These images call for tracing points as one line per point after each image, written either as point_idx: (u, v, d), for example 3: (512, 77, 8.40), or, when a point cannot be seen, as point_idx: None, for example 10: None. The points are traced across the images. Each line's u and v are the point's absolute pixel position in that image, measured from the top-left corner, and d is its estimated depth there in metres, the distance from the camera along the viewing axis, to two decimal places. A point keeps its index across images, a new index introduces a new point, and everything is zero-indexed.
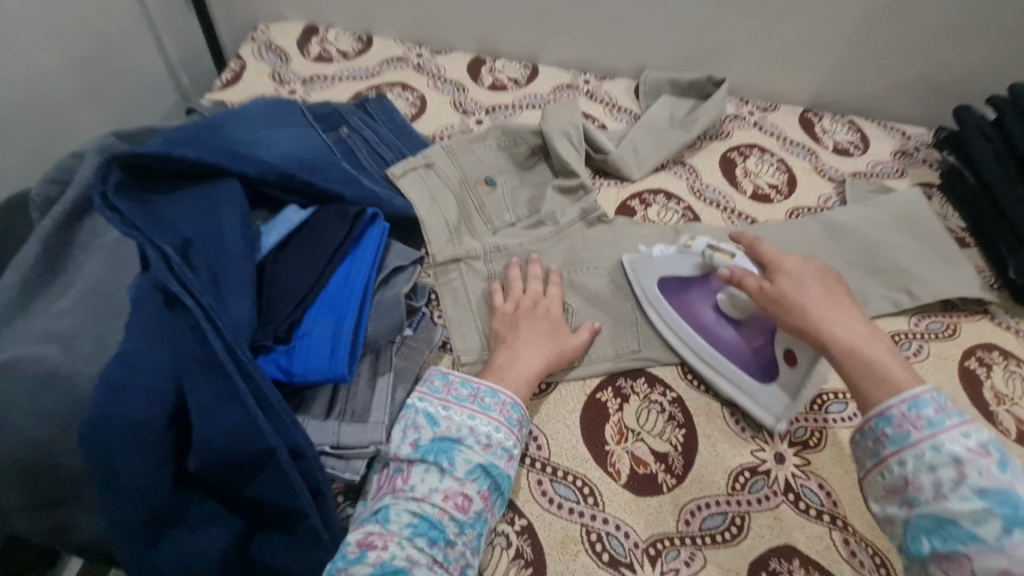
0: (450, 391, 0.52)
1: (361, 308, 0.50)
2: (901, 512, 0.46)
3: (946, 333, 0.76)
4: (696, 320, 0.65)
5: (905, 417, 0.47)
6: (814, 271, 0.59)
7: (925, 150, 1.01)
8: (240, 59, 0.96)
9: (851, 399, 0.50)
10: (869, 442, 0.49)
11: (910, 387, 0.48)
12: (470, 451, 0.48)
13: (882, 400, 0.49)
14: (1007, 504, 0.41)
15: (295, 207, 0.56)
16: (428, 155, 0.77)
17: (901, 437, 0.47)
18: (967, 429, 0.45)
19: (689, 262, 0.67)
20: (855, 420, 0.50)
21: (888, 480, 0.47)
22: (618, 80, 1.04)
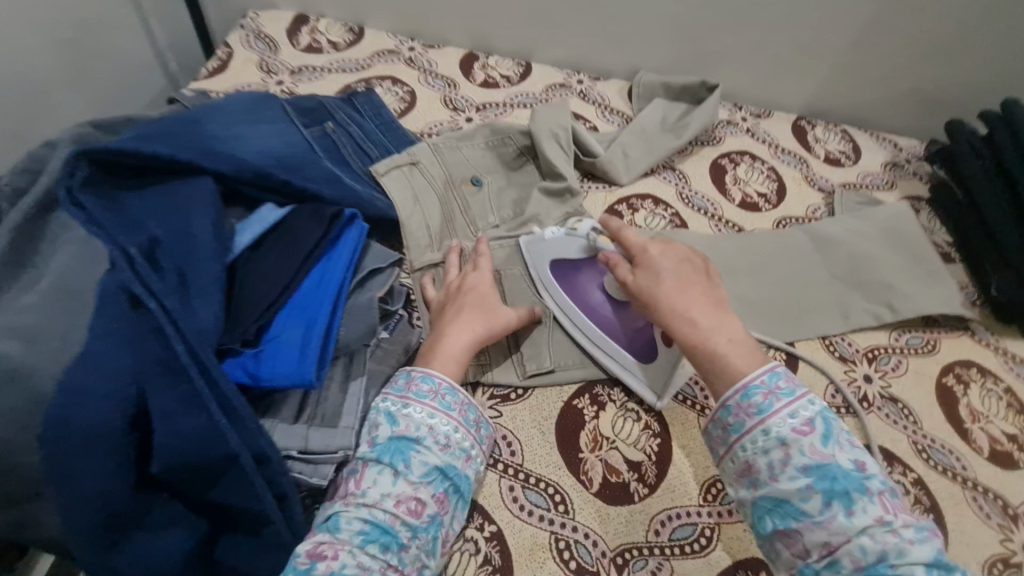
0: (410, 386, 0.52)
1: (332, 312, 0.49)
2: (781, 529, 0.47)
3: (926, 348, 0.76)
4: (586, 302, 0.66)
5: (739, 406, 0.51)
6: (684, 260, 0.61)
7: (915, 162, 1.01)
8: (227, 46, 0.94)
9: (736, 404, 0.51)
10: (750, 451, 0.50)
11: (781, 382, 0.51)
12: (427, 453, 0.48)
13: (767, 405, 0.50)
14: (829, 479, 0.46)
15: (272, 206, 0.55)
16: (413, 153, 0.76)
17: (786, 449, 0.48)
18: (840, 442, 0.49)
19: (575, 245, 0.67)
20: (738, 427, 0.51)
21: (773, 496, 0.48)
22: (612, 81, 1.03)
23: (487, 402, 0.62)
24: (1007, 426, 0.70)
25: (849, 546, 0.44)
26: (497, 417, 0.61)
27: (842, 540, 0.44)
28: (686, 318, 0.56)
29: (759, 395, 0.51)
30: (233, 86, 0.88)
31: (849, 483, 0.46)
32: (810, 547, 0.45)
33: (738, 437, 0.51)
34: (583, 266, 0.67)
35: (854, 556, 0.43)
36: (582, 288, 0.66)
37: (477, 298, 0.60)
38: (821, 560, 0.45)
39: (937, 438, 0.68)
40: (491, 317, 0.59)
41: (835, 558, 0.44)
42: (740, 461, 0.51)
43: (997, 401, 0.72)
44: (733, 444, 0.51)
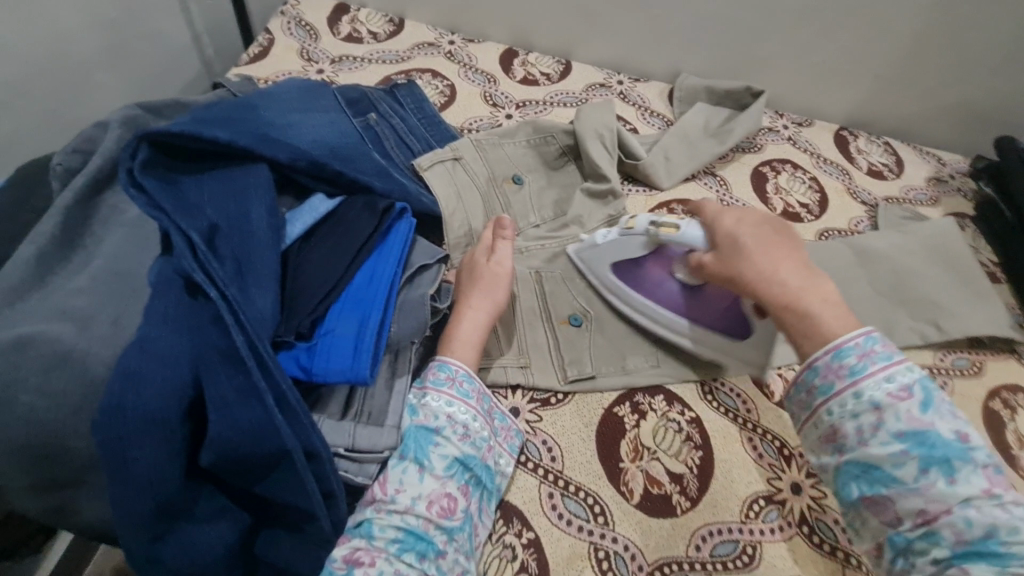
0: (427, 376, 0.52)
1: (385, 307, 0.48)
2: (868, 495, 0.45)
3: (971, 370, 0.75)
4: (664, 297, 0.66)
5: (829, 367, 0.48)
6: (762, 221, 0.57)
7: (960, 178, 0.99)
8: (268, 32, 0.93)
9: (826, 366, 0.48)
10: (838, 415, 0.47)
11: (877, 345, 0.47)
12: (447, 445, 0.49)
13: (861, 367, 0.47)
14: (926, 445, 0.43)
15: (323, 196, 0.54)
16: (456, 148, 0.75)
17: (880, 413, 0.45)
18: (944, 408, 0.45)
19: (636, 242, 0.66)
20: (825, 389, 0.48)
21: (861, 462, 0.45)
22: (652, 83, 1.01)
23: (527, 405, 0.61)
24: None
25: (952, 517, 0.41)
26: (536, 421, 0.60)
27: (942, 511, 0.42)
28: (775, 281, 0.53)
29: (851, 355, 0.47)
30: (273, 73, 0.87)
31: (950, 451, 0.43)
32: (902, 514, 0.43)
33: (826, 399, 0.48)
34: (649, 263, 0.67)
35: (956, 529, 0.41)
36: (650, 286, 0.66)
37: (483, 278, 0.57)
38: (915, 530, 0.42)
39: None
40: (495, 300, 0.57)
41: (932, 530, 0.41)
42: (825, 427, 0.48)
43: None
44: (820, 405, 0.49)
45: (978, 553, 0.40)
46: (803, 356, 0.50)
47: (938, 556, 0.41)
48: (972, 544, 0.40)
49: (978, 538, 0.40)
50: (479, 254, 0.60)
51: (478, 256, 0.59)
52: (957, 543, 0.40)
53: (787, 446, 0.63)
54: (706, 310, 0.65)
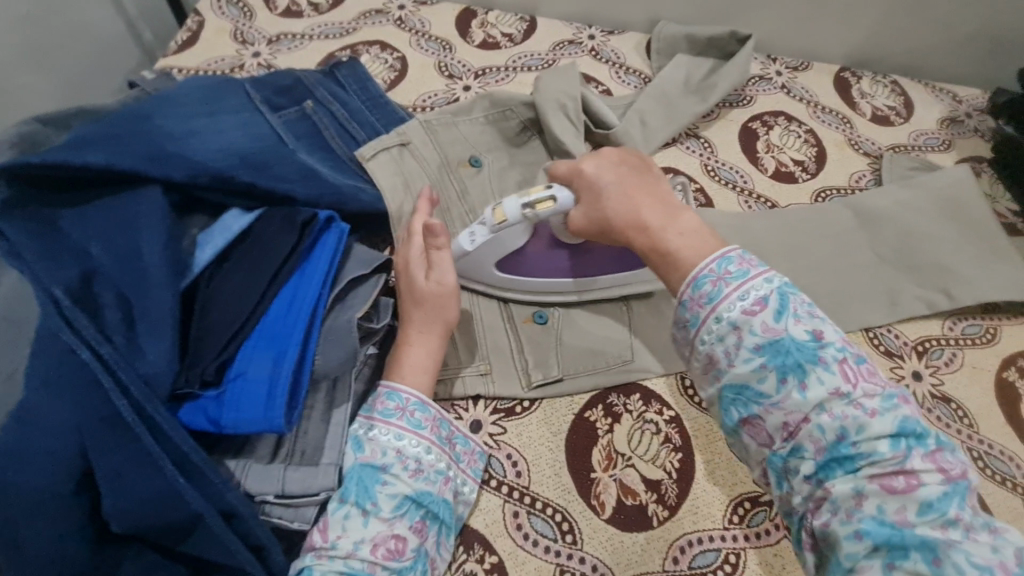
0: (374, 405, 0.48)
1: (305, 339, 0.43)
2: (744, 418, 0.40)
3: (984, 338, 0.68)
4: (533, 270, 0.59)
5: (692, 298, 0.43)
6: (620, 163, 0.53)
7: (977, 116, 0.89)
8: (198, 14, 0.85)
9: (689, 299, 0.43)
10: (710, 342, 0.42)
11: (733, 265, 0.42)
12: (397, 482, 0.44)
13: (717, 291, 0.41)
14: (781, 354, 0.39)
15: (237, 211, 0.48)
16: (403, 132, 0.68)
17: (739, 333, 0.40)
18: (802, 310, 0.41)
19: (518, 230, 0.55)
20: (692, 321, 0.42)
21: (732, 384, 0.41)
22: (628, 35, 0.91)
23: (490, 416, 0.57)
24: None
25: (809, 428, 0.38)
26: (500, 433, 0.56)
27: (800, 420, 0.38)
28: (639, 225, 0.48)
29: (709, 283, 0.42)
30: (205, 60, 0.80)
31: (802, 355, 0.39)
32: (772, 433, 0.39)
33: (696, 332, 0.42)
34: (529, 244, 0.58)
35: (813, 438, 0.38)
36: (539, 264, 0.59)
37: (426, 298, 0.51)
38: (784, 446, 0.39)
39: (994, 443, 0.61)
40: (445, 321, 0.51)
41: (795, 442, 0.39)
42: (702, 357, 0.42)
43: None
44: (690, 338, 0.43)
45: (878, 517, 0.36)
46: (672, 293, 0.44)
47: (815, 473, 0.38)
48: (829, 454, 0.37)
49: (832, 443, 0.37)
50: (415, 268, 0.52)
51: (415, 271, 0.52)
52: (900, 522, 0.35)
53: None
54: (598, 264, 0.59)
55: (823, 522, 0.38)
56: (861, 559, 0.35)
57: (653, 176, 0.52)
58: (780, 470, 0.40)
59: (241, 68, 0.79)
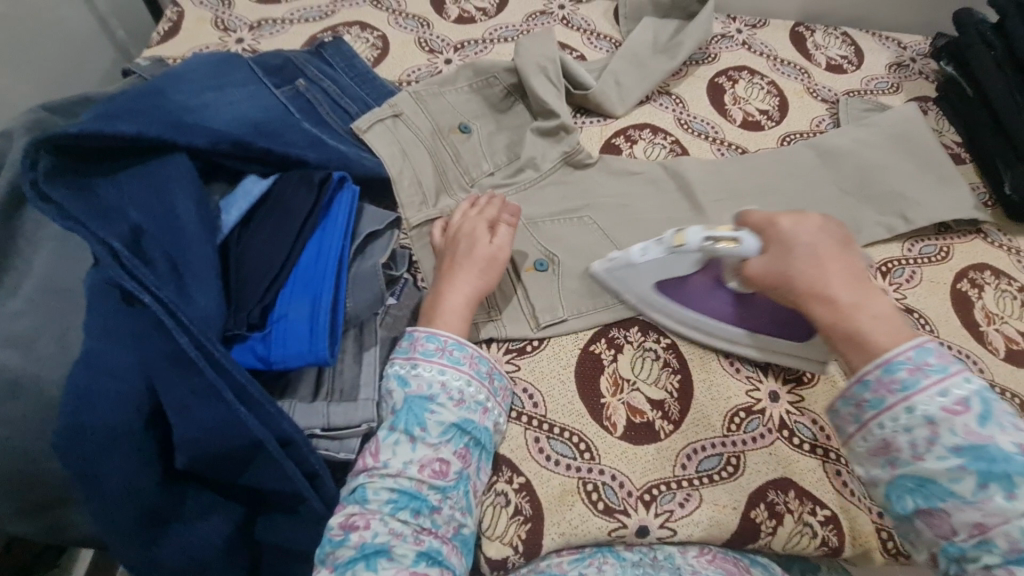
0: (415, 346, 0.52)
1: (336, 284, 0.47)
2: (922, 509, 0.41)
3: (939, 256, 0.75)
4: (707, 309, 0.61)
5: (879, 381, 0.44)
6: (821, 229, 0.51)
7: (921, 61, 0.97)
8: (176, 5, 0.86)
9: (875, 379, 0.45)
10: (889, 429, 0.44)
11: (932, 356, 0.44)
12: (442, 411, 0.49)
13: (913, 380, 0.43)
14: (983, 459, 0.40)
15: (256, 177, 0.51)
16: (395, 104, 0.71)
17: (933, 428, 0.42)
18: (1004, 418, 0.41)
19: (689, 259, 0.58)
20: (875, 403, 0.45)
21: (916, 476, 0.42)
22: (596, 3, 0.96)
23: (503, 356, 0.62)
24: (1022, 325, 0.70)
25: (1005, 527, 0.38)
26: (515, 370, 0.61)
27: (998, 522, 0.38)
28: (823, 298, 0.48)
29: (903, 370, 0.44)
30: (189, 49, 0.81)
31: (1010, 466, 0.39)
32: (958, 527, 0.40)
33: (876, 412, 0.45)
34: (694, 278, 0.60)
35: (1011, 539, 0.38)
36: (704, 299, 0.61)
37: (482, 258, 0.57)
38: (970, 539, 0.39)
39: (954, 344, 0.68)
40: (484, 271, 0.57)
41: (986, 538, 0.39)
42: (875, 438, 0.45)
43: (1011, 301, 0.72)
44: (869, 419, 0.45)
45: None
46: (856, 365, 0.47)
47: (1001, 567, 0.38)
48: (1023, 556, 0.37)
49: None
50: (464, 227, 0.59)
51: (470, 229, 0.59)
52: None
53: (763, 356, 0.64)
54: (757, 318, 0.60)
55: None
56: None
57: (846, 247, 0.51)
58: (953, 559, 0.40)
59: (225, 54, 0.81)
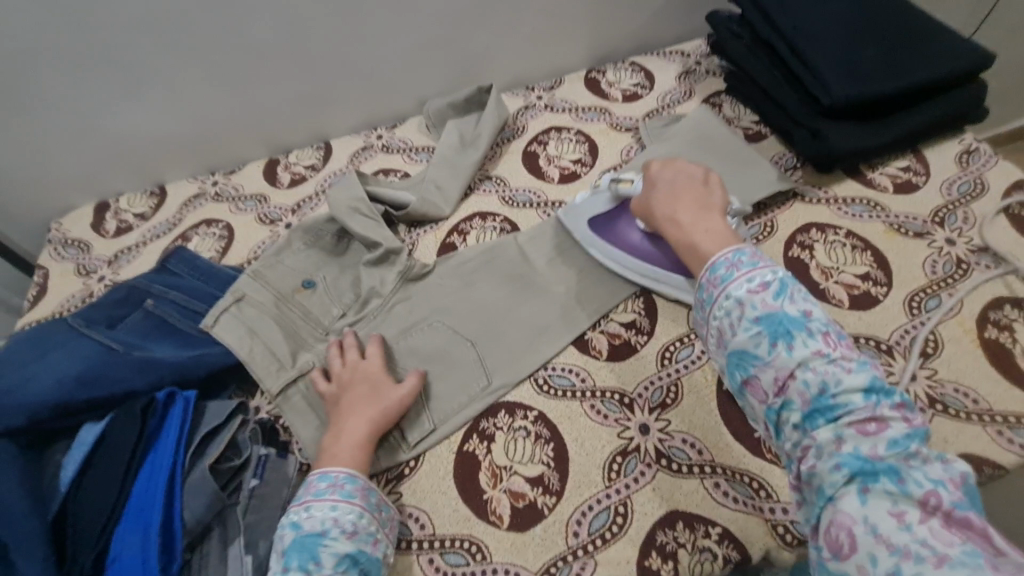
0: (309, 491, 0.56)
1: (168, 503, 0.51)
2: (746, 380, 0.49)
3: (764, 233, 0.79)
4: (627, 244, 0.73)
5: (709, 281, 0.53)
6: (682, 171, 0.67)
7: (705, 61, 1.06)
8: (41, 267, 0.94)
9: (706, 280, 0.54)
10: (718, 317, 0.51)
11: (744, 255, 0.53)
12: (336, 544, 0.51)
13: (729, 274, 0.52)
14: (775, 323, 0.48)
15: (92, 424, 0.57)
16: (235, 289, 0.77)
17: (742, 306, 0.50)
18: (797, 293, 0.50)
19: (603, 199, 0.77)
20: (709, 299, 0.53)
21: (736, 350, 0.50)
22: (409, 122, 1.06)
23: (385, 488, 0.64)
24: (858, 268, 0.73)
25: (795, 383, 0.46)
26: (399, 498, 0.63)
27: (789, 378, 0.47)
28: (670, 220, 0.62)
29: (724, 268, 0.53)
30: (58, 302, 0.89)
31: (794, 325, 0.48)
32: (768, 390, 0.48)
33: (711, 307, 0.52)
34: (615, 215, 0.76)
35: (802, 393, 0.46)
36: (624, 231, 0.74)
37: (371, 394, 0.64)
38: (777, 400, 0.47)
39: None
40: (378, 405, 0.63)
41: (787, 398, 0.47)
42: (715, 329, 0.52)
43: (842, 248, 0.76)
44: (707, 314, 0.53)
45: (855, 454, 0.43)
46: (698, 274, 0.56)
47: (801, 422, 0.46)
48: (813, 407, 0.45)
49: (816, 397, 0.45)
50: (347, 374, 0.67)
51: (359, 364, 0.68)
52: (873, 456, 0.43)
53: (626, 393, 0.67)
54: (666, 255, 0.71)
55: (807, 465, 0.45)
56: (840, 487, 0.42)
57: (707, 186, 0.65)
58: (777, 423, 0.48)
59: (90, 295, 0.88)
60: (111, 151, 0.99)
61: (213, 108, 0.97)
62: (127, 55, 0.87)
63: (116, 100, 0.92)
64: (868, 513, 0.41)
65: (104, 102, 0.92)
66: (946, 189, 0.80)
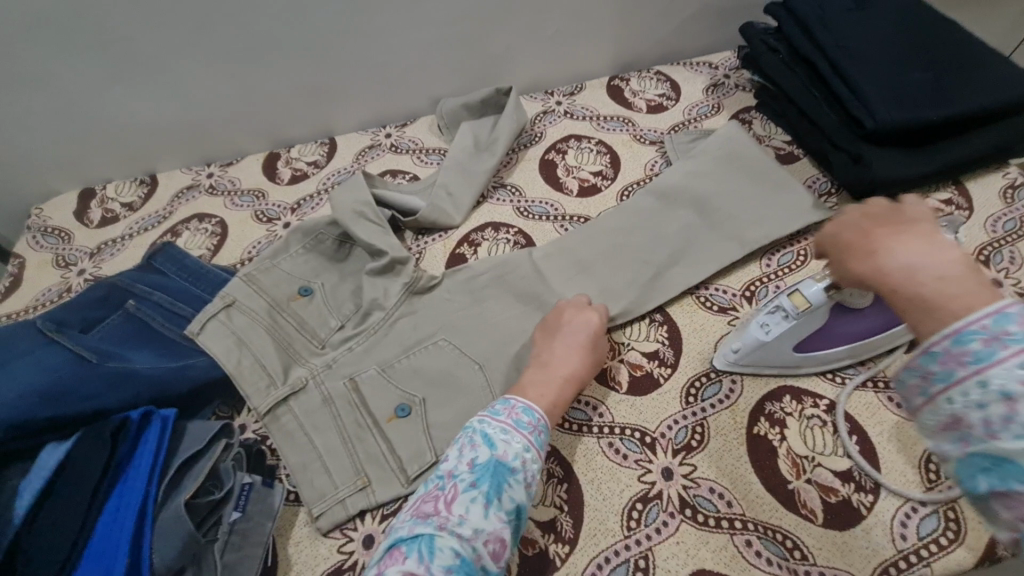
0: (511, 413, 0.53)
1: (136, 544, 0.45)
2: (998, 492, 0.31)
3: (797, 263, 0.74)
4: (835, 337, 0.60)
5: (947, 351, 0.33)
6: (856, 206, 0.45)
7: (733, 75, 1.01)
8: (17, 256, 0.88)
9: (942, 349, 0.34)
10: (958, 404, 0.33)
11: (1021, 323, 0.32)
12: (516, 488, 0.48)
13: (990, 351, 0.32)
14: None
15: (53, 445, 0.50)
16: (226, 294, 0.71)
17: (1014, 404, 0.30)
18: None
19: (813, 314, 0.58)
20: (944, 377, 0.33)
21: (1015, 464, 0.30)
22: (420, 121, 1.01)
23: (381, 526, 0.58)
24: None
25: None
26: None
27: None
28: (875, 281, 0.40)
29: (978, 337, 0.33)
30: (32, 296, 0.82)
31: None
32: None
33: (943, 389, 0.33)
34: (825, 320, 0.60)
35: None
36: (839, 331, 0.60)
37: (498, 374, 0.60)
38: None
39: None
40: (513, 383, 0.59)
41: None
42: (949, 417, 0.33)
43: None
44: (935, 396, 0.34)
45: None
46: (916, 334, 0.36)
47: None
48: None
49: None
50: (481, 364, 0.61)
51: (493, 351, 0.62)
52: None
53: (648, 432, 0.61)
54: (887, 315, 0.60)
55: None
56: None
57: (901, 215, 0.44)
58: (1007, 547, 0.32)
59: (68, 290, 0.82)
60: (100, 135, 0.92)
61: (210, 95, 0.91)
62: (120, 34, 0.81)
63: (106, 81, 0.86)
64: None
65: (94, 82, 0.86)
66: (991, 226, 0.75)
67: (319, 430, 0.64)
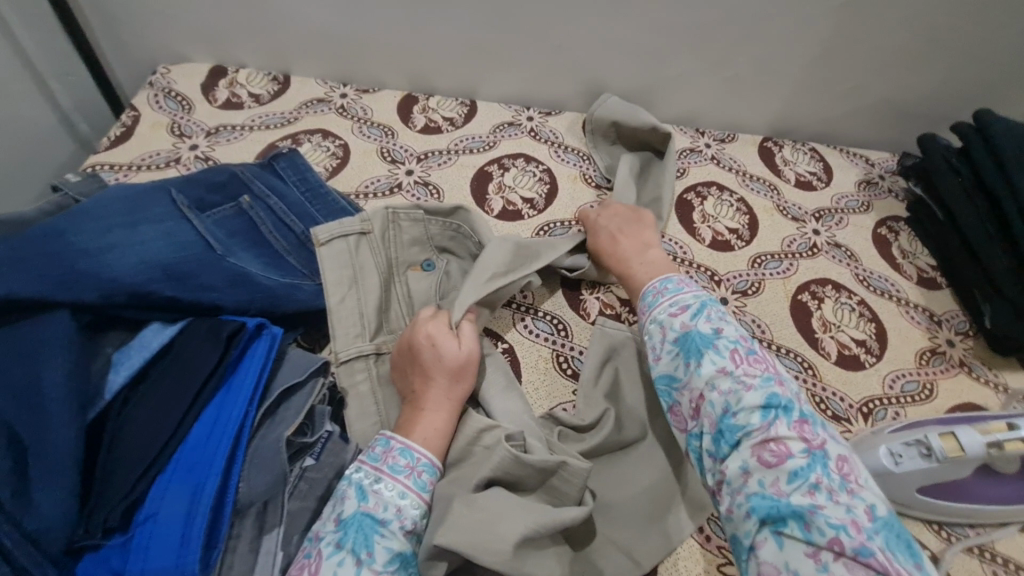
0: (384, 458, 0.49)
1: (228, 467, 0.44)
2: (671, 405, 0.54)
3: (922, 395, 0.70)
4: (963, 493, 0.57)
5: (643, 308, 0.61)
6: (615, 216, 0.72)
7: (890, 178, 0.96)
8: (133, 109, 0.86)
9: (641, 307, 0.61)
10: (648, 341, 0.58)
11: (669, 284, 0.60)
12: (391, 538, 0.45)
13: (655, 301, 0.59)
14: (688, 345, 0.53)
15: (158, 326, 0.51)
16: (366, 219, 0.64)
17: (664, 330, 0.56)
18: (712, 317, 0.55)
19: (965, 462, 0.55)
20: (641, 324, 0.60)
21: (663, 375, 0.55)
22: (564, 115, 0.96)
23: None
24: None
25: (706, 405, 0.50)
26: None
27: (702, 401, 0.51)
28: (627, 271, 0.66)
29: (652, 296, 0.61)
30: (140, 155, 0.81)
31: (704, 346, 0.53)
32: (687, 414, 0.52)
33: (642, 327, 0.60)
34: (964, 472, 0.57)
35: (711, 417, 0.50)
36: (969, 489, 0.57)
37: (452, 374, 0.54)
38: (695, 424, 0.51)
39: None
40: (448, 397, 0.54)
41: (701, 420, 0.50)
42: (645, 351, 0.59)
43: None
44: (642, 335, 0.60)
45: (760, 490, 0.45)
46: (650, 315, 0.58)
47: (712, 447, 0.49)
48: (718, 428, 0.49)
49: (722, 420, 0.49)
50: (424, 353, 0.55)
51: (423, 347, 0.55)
52: (777, 493, 0.44)
53: None
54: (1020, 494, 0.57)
55: (726, 507, 0.47)
56: (756, 534, 0.44)
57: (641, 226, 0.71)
58: (697, 452, 0.51)
59: (176, 161, 0.80)
60: (247, 17, 0.88)
61: (371, 19, 0.87)
62: None
63: None
64: (785, 557, 0.42)
65: None
66: None
67: (396, 402, 0.58)
